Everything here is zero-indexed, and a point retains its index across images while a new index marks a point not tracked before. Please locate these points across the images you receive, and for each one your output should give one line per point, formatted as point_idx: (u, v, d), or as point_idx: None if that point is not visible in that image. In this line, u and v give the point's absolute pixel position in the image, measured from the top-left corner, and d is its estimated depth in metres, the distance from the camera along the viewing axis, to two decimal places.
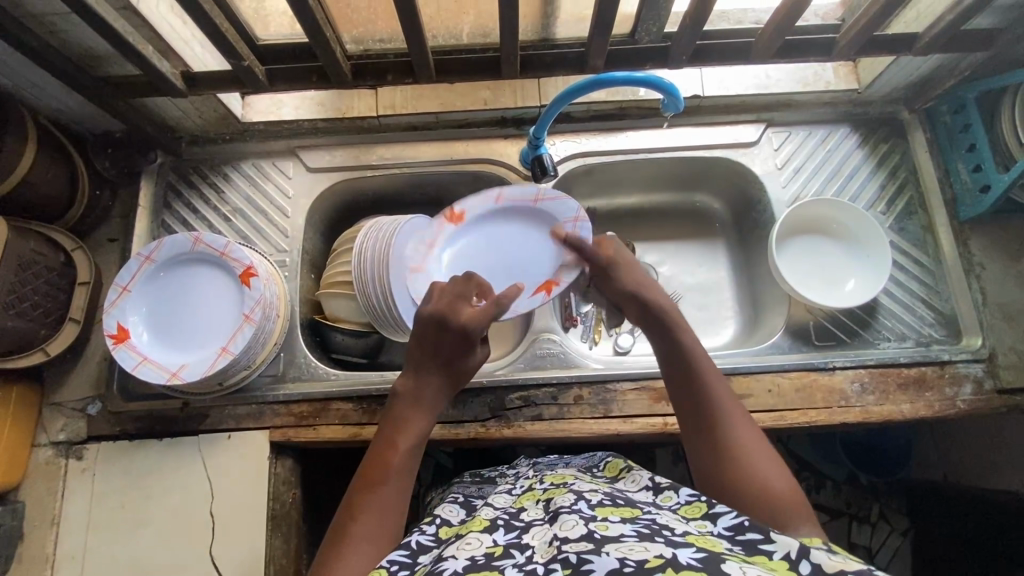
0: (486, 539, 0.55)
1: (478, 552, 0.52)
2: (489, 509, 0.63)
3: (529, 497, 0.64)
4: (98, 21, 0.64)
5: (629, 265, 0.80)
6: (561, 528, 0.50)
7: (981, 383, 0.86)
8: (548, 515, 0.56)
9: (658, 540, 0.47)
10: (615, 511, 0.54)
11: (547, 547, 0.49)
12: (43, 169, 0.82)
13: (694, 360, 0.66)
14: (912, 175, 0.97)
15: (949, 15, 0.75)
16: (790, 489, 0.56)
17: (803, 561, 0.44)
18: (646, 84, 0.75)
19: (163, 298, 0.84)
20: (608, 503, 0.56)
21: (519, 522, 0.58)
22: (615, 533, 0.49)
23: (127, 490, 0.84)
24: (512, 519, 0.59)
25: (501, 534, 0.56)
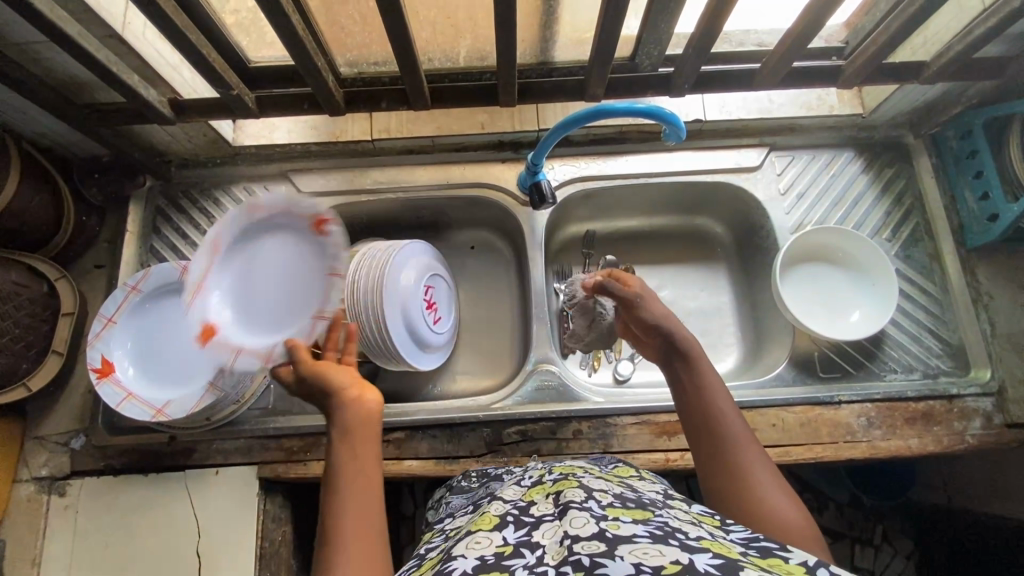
0: (496, 538, 0.51)
1: (488, 551, 0.48)
2: (498, 504, 0.58)
3: (538, 489, 0.59)
4: (81, 52, 0.62)
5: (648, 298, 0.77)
6: (572, 525, 0.48)
7: (991, 417, 0.84)
8: (558, 511, 0.52)
9: (672, 543, 0.44)
10: (625, 512, 0.51)
11: (557, 547, 0.46)
12: (27, 198, 0.80)
13: (705, 385, 0.67)
14: (917, 201, 0.95)
15: (958, 44, 0.73)
16: (803, 517, 0.55)
17: (822, 570, 0.42)
18: (647, 114, 0.73)
19: (154, 330, 0.81)
20: (619, 503, 0.53)
21: (529, 517, 0.53)
22: (627, 533, 0.46)
23: (111, 529, 0.81)
24: (522, 514, 0.54)
25: (510, 531, 0.51)
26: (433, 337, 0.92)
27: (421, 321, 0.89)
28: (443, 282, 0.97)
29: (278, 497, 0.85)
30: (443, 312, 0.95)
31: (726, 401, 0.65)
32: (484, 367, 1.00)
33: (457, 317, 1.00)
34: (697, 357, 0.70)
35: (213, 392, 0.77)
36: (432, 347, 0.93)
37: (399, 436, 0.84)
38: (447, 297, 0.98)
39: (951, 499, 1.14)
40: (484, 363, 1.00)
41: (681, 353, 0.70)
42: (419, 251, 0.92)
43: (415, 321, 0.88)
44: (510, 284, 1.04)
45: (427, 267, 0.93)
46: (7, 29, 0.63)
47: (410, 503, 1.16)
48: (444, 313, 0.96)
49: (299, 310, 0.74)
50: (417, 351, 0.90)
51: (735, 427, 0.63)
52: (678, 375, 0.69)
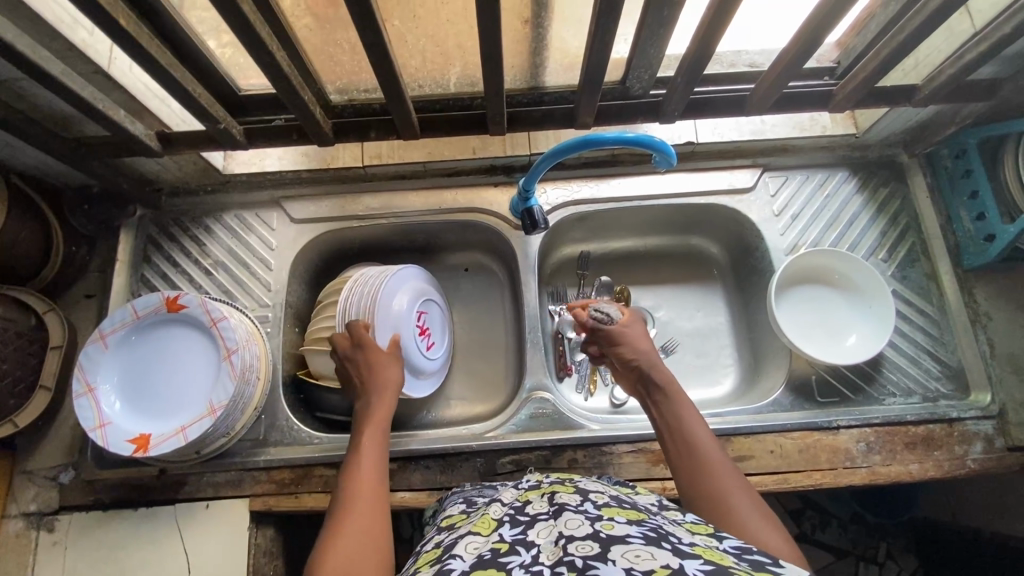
0: (492, 539, 0.50)
1: (484, 548, 0.47)
2: (495, 506, 0.58)
3: (534, 491, 0.59)
4: (66, 91, 0.61)
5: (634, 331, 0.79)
6: (567, 527, 0.47)
7: (992, 441, 0.83)
8: (553, 511, 0.51)
9: (665, 547, 0.44)
10: (621, 512, 0.51)
11: (552, 547, 0.45)
12: (15, 231, 0.79)
13: (685, 423, 0.68)
14: (913, 221, 0.94)
15: (951, 68, 0.72)
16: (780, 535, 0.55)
17: None
18: (637, 143, 0.72)
19: (110, 393, 0.78)
20: (614, 504, 0.53)
21: (524, 516, 0.52)
22: (621, 533, 0.45)
23: (99, 566, 0.80)
24: (517, 514, 0.53)
25: (506, 530, 0.50)
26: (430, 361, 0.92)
27: (416, 350, 0.88)
28: (439, 306, 0.97)
29: (270, 530, 0.84)
30: (436, 337, 0.95)
31: (703, 431, 0.67)
32: (479, 391, 0.99)
33: (451, 341, 0.99)
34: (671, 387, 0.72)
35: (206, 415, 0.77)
36: (427, 372, 0.92)
37: (392, 466, 0.83)
38: (442, 320, 0.97)
39: (955, 516, 1.12)
40: (479, 388, 0.99)
41: (657, 387, 0.73)
42: (414, 275, 0.92)
43: (410, 350, 0.87)
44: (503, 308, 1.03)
45: (421, 295, 0.92)
46: None
47: (408, 525, 1.14)
48: (439, 338, 0.96)
49: (153, 393, 0.79)
50: (413, 377, 0.89)
51: (711, 453, 0.64)
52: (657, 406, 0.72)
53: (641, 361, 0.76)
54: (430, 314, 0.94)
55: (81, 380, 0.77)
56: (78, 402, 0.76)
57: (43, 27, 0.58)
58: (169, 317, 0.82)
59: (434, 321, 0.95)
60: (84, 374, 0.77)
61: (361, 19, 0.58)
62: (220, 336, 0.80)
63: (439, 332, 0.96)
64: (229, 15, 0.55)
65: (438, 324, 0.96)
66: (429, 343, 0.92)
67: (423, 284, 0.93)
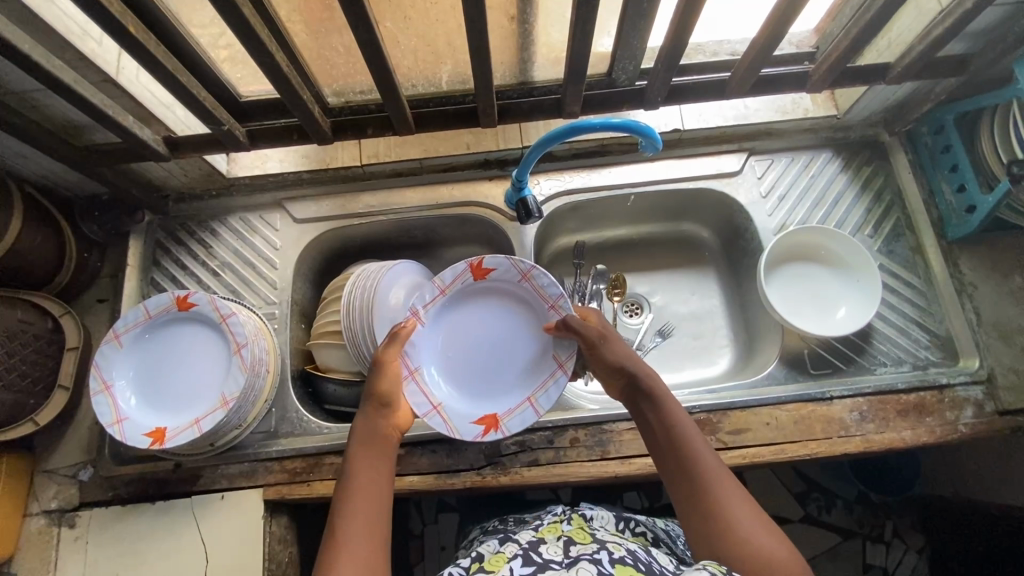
0: (505, 573, 0.58)
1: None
2: (510, 544, 0.65)
3: (551, 532, 0.68)
4: (78, 98, 0.65)
5: (617, 340, 0.78)
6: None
7: (982, 405, 0.85)
8: (567, 560, 0.60)
9: None
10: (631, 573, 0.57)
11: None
12: (31, 239, 0.83)
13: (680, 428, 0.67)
14: (897, 196, 0.97)
15: (919, 45, 0.75)
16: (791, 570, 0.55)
17: None
18: (623, 128, 0.75)
19: (125, 390, 0.81)
20: (628, 561, 0.60)
21: (537, 557, 0.61)
22: None
23: (121, 559, 0.83)
24: (531, 552, 0.62)
25: (518, 565, 0.59)
26: (469, 392, 0.84)
27: (541, 373, 0.84)
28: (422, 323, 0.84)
29: (284, 518, 0.87)
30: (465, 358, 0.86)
31: (703, 449, 0.65)
32: None
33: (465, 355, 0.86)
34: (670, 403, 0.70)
35: (220, 405, 0.80)
36: (463, 407, 0.83)
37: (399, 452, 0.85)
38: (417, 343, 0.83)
39: (957, 490, 1.13)
40: None
41: (644, 386, 0.72)
42: (503, 273, 0.86)
43: (561, 368, 0.83)
44: (427, 320, 0.85)
45: (507, 304, 0.87)
46: (7, 79, 0.66)
47: (418, 522, 1.17)
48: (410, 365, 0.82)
49: (168, 390, 0.82)
50: (506, 408, 0.82)
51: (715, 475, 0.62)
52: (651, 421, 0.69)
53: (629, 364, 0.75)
54: (473, 326, 0.87)
55: (97, 378, 0.80)
56: (96, 399, 0.78)
57: (56, 38, 0.62)
58: (181, 315, 0.85)
59: (432, 343, 0.85)
60: (99, 372, 0.80)
61: (356, 19, 0.61)
62: (230, 330, 0.83)
63: (438, 358, 0.85)
64: (231, 20, 0.59)
65: (436, 346, 0.85)
66: (473, 368, 0.85)
67: (490, 292, 0.87)
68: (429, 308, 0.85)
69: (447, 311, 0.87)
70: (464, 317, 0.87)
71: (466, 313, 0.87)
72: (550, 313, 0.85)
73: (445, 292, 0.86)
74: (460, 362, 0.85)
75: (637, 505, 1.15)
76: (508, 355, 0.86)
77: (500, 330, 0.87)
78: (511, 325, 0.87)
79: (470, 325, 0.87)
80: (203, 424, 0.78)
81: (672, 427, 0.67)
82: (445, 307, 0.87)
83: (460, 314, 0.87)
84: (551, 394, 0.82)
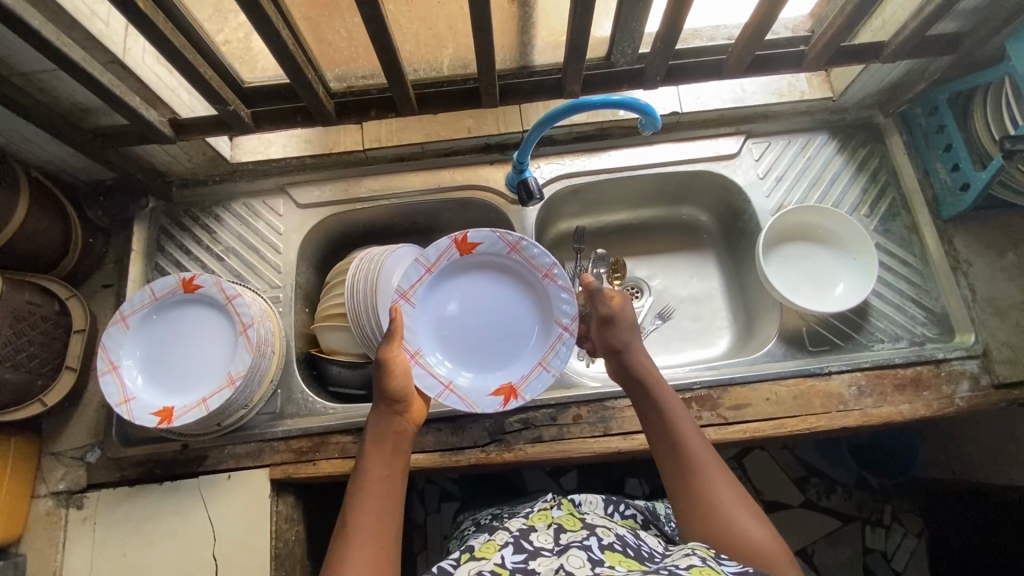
0: (495, 560, 0.57)
1: (485, 569, 0.56)
2: (502, 532, 0.65)
3: (542, 518, 0.67)
4: (86, 76, 0.66)
5: (628, 327, 0.78)
6: (569, 562, 0.54)
7: (978, 379, 0.86)
8: (558, 547, 0.59)
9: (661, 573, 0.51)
10: (623, 562, 0.57)
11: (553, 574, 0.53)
12: (36, 221, 0.83)
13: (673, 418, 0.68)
14: (892, 177, 0.98)
15: (913, 23, 0.77)
16: (781, 559, 0.57)
17: None
18: (623, 105, 0.77)
19: (132, 370, 0.82)
20: (618, 549, 0.59)
21: (528, 544, 0.60)
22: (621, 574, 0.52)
23: (129, 539, 0.83)
24: (522, 540, 0.61)
25: (508, 555, 0.58)
26: (479, 364, 0.86)
27: (546, 337, 0.87)
28: (413, 306, 0.84)
29: (290, 498, 0.88)
30: (463, 334, 0.87)
31: (695, 436, 0.66)
32: None
33: (462, 331, 0.87)
34: (664, 391, 0.71)
35: (226, 384, 0.81)
36: (478, 381, 0.85)
37: None
38: (414, 327, 0.84)
39: (955, 473, 1.14)
40: None
41: (641, 377, 0.73)
42: (489, 247, 0.86)
43: (567, 330, 0.86)
44: (418, 302, 0.85)
45: (495, 276, 0.89)
46: (16, 59, 0.67)
47: (421, 511, 1.17)
48: (412, 349, 0.82)
49: (174, 371, 0.83)
50: (518, 375, 0.85)
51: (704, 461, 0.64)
52: (644, 408, 0.71)
53: (634, 345, 0.77)
54: (464, 302, 0.87)
55: (104, 358, 0.80)
56: (103, 378, 0.79)
57: (65, 17, 0.63)
58: (187, 297, 0.86)
59: (427, 326, 0.85)
60: (107, 353, 0.81)
61: None
62: (236, 311, 0.83)
63: (438, 339, 0.86)
64: None
65: (432, 328, 0.86)
66: (476, 342, 0.87)
67: (477, 267, 0.88)
68: (417, 290, 0.85)
69: (436, 292, 0.87)
70: (452, 292, 0.87)
71: (454, 286, 0.87)
72: (544, 282, 0.87)
73: (432, 272, 0.85)
74: (461, 338, 0.86)
75: (638, 491, 1.16)
76: (506, 325, 0.88)
77: (495, 301, 0.88)
78: (506, 296, 0.88)
79: (461, 299, 0.87)
80: (209, 404, 0.79)
81: (666, 416, 0.68)
82: (433, 288, 0.86)
83: (449, 290, 0.87)
84: (562, 355, 0.85)
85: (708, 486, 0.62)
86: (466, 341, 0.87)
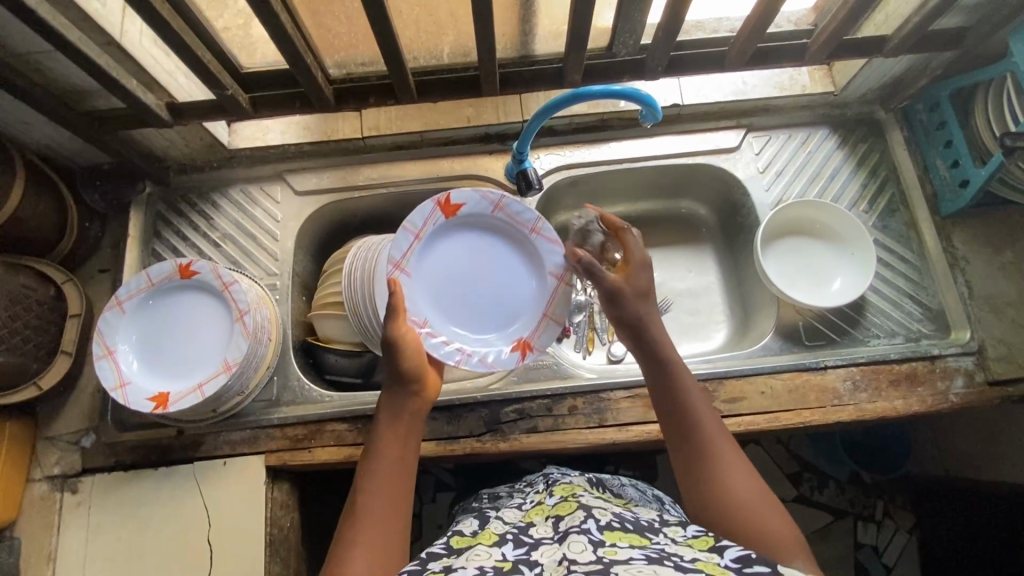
0: (495, 554, 0.56)
1: (487, 564, 0.53)
2: (497, 523, 0.64)
3: (537, 513, 0.65)
4: (82, 57, 0.65)
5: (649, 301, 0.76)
6: (571, 549, 0.52)
7: (973, 375, 0.86)
8: (558, 535, 0.57)
9: (667, 564, 0.49)
10: (623, 537, 0.55)
11: (556, 566, 0.51)
12: (33, 205, 0.83)
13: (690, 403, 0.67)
14: (892, 173, 0.98)
15: (916, 17, 0.76)
16: (792, 544, 0.55)
17: None
18: (623, 96, 0.76)
19: (128, 355, 0.82)
20: (617, 526, 0.57)
21: (527, 538, 0.59)
22: (624, 557, 0.50)
23: (124, 523, 0.84)
24: (521, 534, 0.60)
25: (508, 549, 0.56)
26: (488, 322, 0.87)
27: (541, 292, 0.88)
28: (409, 276, 0.82)
29: (285, 485, 0.88)
30: (462, 294, 0.87)
31: (710, 420, 0.66)
32: None
33: (460, 293, 0.87)
34: (683, 374, 0.70)
35: (221, 370, 0.81)
36: (489, 342, 0.87)
37: None
38: (415, 296, 0.83)
39: (948, 470, 1.14)
40: None
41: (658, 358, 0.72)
42: (473, 207, 0.86)
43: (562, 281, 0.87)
44: (412, 271, 0.83)
45: (483, 234, 0.88)
46: (11, 39, 0.67)
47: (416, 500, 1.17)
48: (419, 321, 0.82)
49: (170, 357, 0.83)
50: (528, 329, 0.87)
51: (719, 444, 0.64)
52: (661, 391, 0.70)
53: (645, 319, 0.75)
54: (456, 265, 0.87)
55: (100, 343, 0.80)
56: (99, 363, 0.79)
57: None
58: (184, 282, 0.85)
59: (425, 294, 0.85)
60: (103, 338, 0.81)
61: None
62: (231, 297, 0.83)
63: (440, 305, 0.85)
64: None
65: (429, 296, 0.85)
66: (478, 301, 0.87)
67: (463, 228, 0.87)
68: (409, 259, 0.83)
69: (427, 258, 0.85)
70: (443, 254, 0.86)
71: (445, 248, 0.86)
72: (532, 237, 0.87)
73: (421, 238, 0.83)
74: (464, 299, 0.87)
75: None
76: (501, 283, 0.88)
77: (488, 258, 0.88)
78: (496, 253, 0.88)
79: (453, 260, 0.87)
80: (205, 389, 0.79)
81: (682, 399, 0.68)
82: (423, 256, 0.85)
83: (439, 253, 0.86)
84: (563, 306, 0.88)
85: (720, 471, 0.61)
86: (467, 303, 0.87)
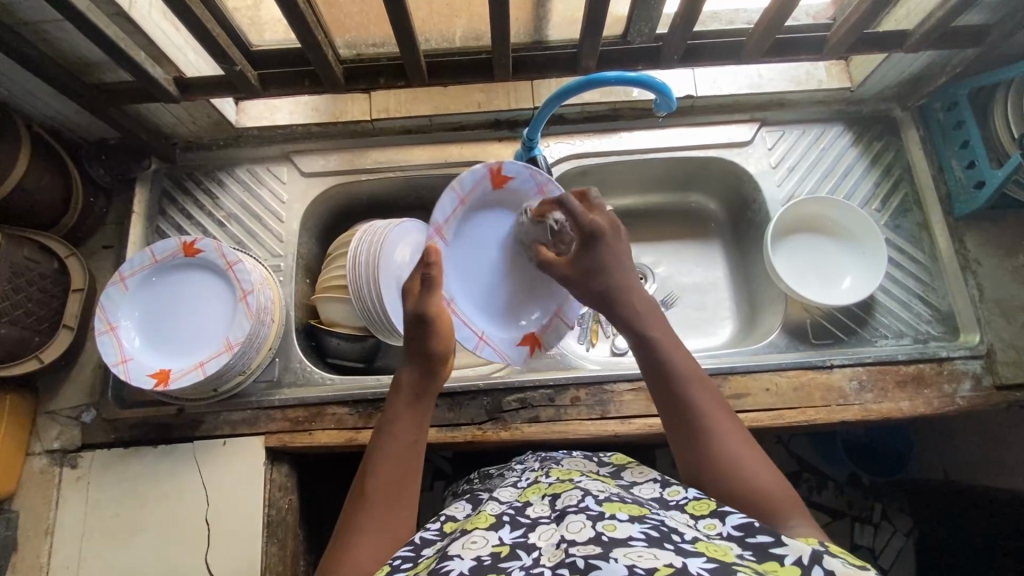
0: (491, 538, 0.54)
1: (485, 551, 0.52)
2: (493, 504, 0.62)
3: (534, 491, 0.64)
4: (90, 27, 0.64)
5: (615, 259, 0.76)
6: (568, 531, 0.51)
7: (980, 379, 0.85)
8: (554, 515, 0.56)
9: (666, 547, 0.48)
10: (622, 508, 0.54)
11: (554, 550, 0.50)
12: (38, 177, 0.82)
13: (675, 368, 0.66)
14: (906, 172, 0.97)
15: (939, 12, 0.75)
16: (791, 504, 0.56)
17: (815, 566, 0.46)
18: (637, 83, 0.75)
19: (130, 330, 0.81)
20: (616, 499, 0.56)
21: (525, 518, 0.57)
22: (623, 535, 0.49)
23: (124, 500, 0.84)
24: (518, 514, 0.58)
25: (506, 532, 0.55)
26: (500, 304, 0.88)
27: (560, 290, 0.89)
28: (445, 241, 0.84)
29: (285, 467, 0.88)
30: (488, 278, 0.88)
31: (694, 386, 0.64)
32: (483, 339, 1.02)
33: (489, 276, 0.88)
34: (674, 349, 0.68)
35: (224, 350, 0.80)
36: (507, 331, 0.88)
37: None
38: (449, 262, 0.85)
39: (948, 474, 1.13)
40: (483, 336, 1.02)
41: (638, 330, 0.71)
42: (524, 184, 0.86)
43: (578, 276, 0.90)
44: (450, 237, 0.85)
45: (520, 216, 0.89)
46: (20, 7, 0.66)
47: None
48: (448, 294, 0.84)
49: (172, 334, 0.82)
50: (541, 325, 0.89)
51: (713, 413, 0.62)
52: (643, 357, 0.69)
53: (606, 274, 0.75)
54: (488, 242, 0.88)
55: (101, 318, 0.80)
56: (101, 338, 0.79)
57: None
58: (186, 260, 0.85)
59: (456, 265, 0.86)
60: (104, 313, 0.80)
61: None
62: (235, 276, 0.83)
63: (467, 277, 0.86)
64: None
65: (460, 268, 0.86)
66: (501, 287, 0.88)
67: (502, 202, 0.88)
68: (450, 225, 0.84)
69: (466, 226, 0.86)
70: (477, 228, 0.87)
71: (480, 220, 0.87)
72: None
73: (464, 203, 0.85)
74: (489, 279, 0.88)
75: None
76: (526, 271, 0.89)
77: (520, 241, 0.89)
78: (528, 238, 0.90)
79: (483, 236, 0.87)
80: (208, 368, 0.79)
81: (666, 368, 0.66)
82: (465, 223, 0.86)
83: (473, 224, 0.87)
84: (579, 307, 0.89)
85: (718, 438, 0.61)
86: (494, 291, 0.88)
